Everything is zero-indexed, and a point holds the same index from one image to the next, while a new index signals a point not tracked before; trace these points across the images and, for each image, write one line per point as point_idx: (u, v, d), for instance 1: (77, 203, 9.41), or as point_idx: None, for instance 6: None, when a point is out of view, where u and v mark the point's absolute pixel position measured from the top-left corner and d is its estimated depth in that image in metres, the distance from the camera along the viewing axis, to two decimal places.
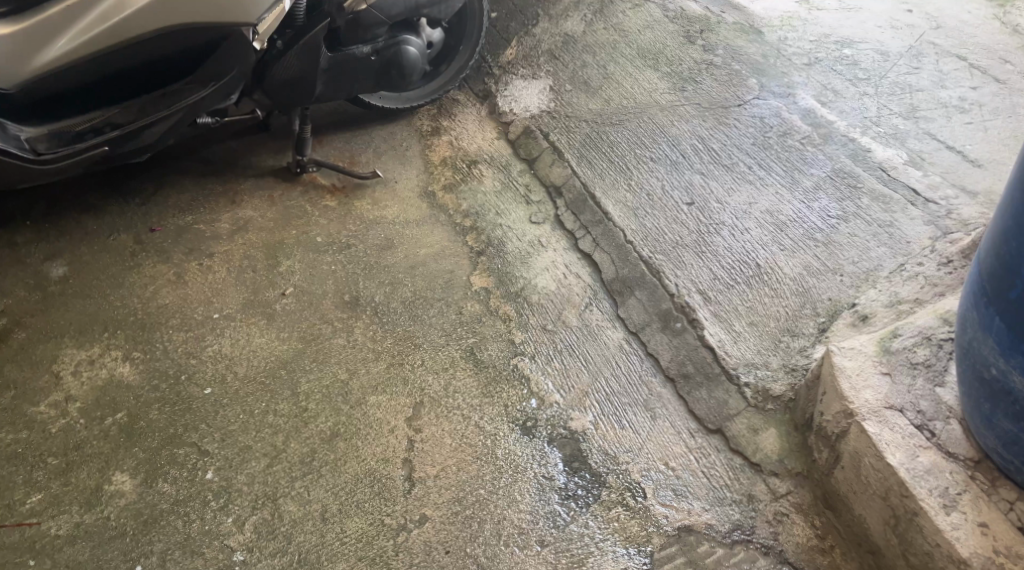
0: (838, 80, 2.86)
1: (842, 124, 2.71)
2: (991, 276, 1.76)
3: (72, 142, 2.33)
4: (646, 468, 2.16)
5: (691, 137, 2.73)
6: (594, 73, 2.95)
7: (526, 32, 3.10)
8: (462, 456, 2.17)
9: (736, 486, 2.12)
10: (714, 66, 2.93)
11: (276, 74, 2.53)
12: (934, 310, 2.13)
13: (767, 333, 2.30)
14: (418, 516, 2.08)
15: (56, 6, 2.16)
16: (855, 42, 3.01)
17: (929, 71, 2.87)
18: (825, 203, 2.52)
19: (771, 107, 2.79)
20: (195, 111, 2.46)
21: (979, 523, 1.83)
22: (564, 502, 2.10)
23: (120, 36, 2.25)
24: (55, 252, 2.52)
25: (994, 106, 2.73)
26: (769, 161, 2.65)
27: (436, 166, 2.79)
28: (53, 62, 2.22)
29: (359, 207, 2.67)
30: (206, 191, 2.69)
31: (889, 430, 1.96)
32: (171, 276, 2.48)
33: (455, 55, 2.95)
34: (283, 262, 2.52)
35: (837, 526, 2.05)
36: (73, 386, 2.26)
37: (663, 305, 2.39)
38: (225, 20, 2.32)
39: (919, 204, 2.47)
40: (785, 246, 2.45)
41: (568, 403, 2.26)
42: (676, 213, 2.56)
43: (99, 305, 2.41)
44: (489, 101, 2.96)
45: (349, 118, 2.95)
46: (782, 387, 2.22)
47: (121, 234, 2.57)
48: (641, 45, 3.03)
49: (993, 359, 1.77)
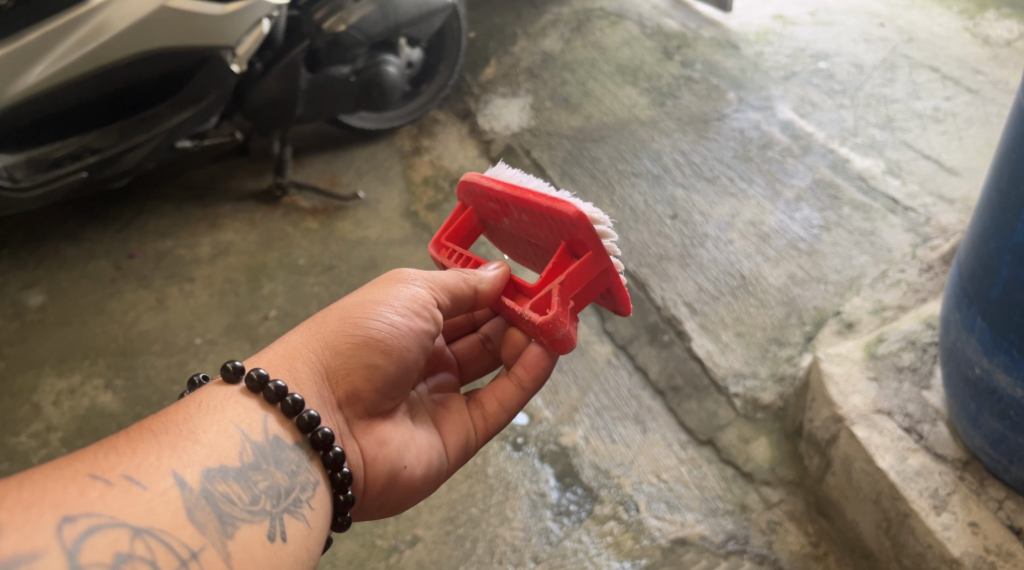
0: (815, 93, 2.89)
1: (820, 136, 2.74)
2: (973, 277, 1.76)
3: (49, 168, 2.31)
4: (639, 481, 2.15)
5: (673, 152, 2.75)
6: (574, 91, 2.97)
7: (505, 51, 3.15)
8: (453, 475, 2.18)
9: (729, 496, 2.11)
10: (692, 81, 2.96)
11: (255, 96, 2.53)
12: (918, 315, 2.14)
13: (755, 342, 2.29)
14: (410, 537, 2.09)
15: (33, 33, 2.09)
16: (830, 55, 3.04)
17: (903, 83, 2.90)
18: (808, 214, 2.53)
19: (750, 120, 2.81)
20: (174, 135, 2.45)
21: (970, 523, 1.84)
22: (557, 518, 2.10)
23: (99, 60, 2.19)
24: (33, 280, 2.50)
25: (968, 115, 2.76)
26: (750, 173, 2.66)
27: (417, 185, 2.79)
28: (32, 87, 2.15)
29: (342, 228, 2.65)
30: (185, 215, 2.67)
31: (878, 433, 1.95)
32: (152, 301, 2.46)
33: (434, 75, 2.96)
34: (265, 284, 2.51)
35: (830, 533, 2.04)
36: (55, 416, 2.23)
37: (650, 318, 2.39)
38: (206, 44, 2.30)
39: (900, 212, 2.49)
40: (769, 257, 2.44)
41: (559, 419, 2.27)
42: (659, 227, 2.56)
43: (79, 333, 2.39)
44: (470, 120, 2.97)
45: (330, 140, 2.96)
46: (771, 396, 2.21)
47: (100, 260, 2.55)
48: (619, 62, 3.05)
49: (977, 359, 1.77)
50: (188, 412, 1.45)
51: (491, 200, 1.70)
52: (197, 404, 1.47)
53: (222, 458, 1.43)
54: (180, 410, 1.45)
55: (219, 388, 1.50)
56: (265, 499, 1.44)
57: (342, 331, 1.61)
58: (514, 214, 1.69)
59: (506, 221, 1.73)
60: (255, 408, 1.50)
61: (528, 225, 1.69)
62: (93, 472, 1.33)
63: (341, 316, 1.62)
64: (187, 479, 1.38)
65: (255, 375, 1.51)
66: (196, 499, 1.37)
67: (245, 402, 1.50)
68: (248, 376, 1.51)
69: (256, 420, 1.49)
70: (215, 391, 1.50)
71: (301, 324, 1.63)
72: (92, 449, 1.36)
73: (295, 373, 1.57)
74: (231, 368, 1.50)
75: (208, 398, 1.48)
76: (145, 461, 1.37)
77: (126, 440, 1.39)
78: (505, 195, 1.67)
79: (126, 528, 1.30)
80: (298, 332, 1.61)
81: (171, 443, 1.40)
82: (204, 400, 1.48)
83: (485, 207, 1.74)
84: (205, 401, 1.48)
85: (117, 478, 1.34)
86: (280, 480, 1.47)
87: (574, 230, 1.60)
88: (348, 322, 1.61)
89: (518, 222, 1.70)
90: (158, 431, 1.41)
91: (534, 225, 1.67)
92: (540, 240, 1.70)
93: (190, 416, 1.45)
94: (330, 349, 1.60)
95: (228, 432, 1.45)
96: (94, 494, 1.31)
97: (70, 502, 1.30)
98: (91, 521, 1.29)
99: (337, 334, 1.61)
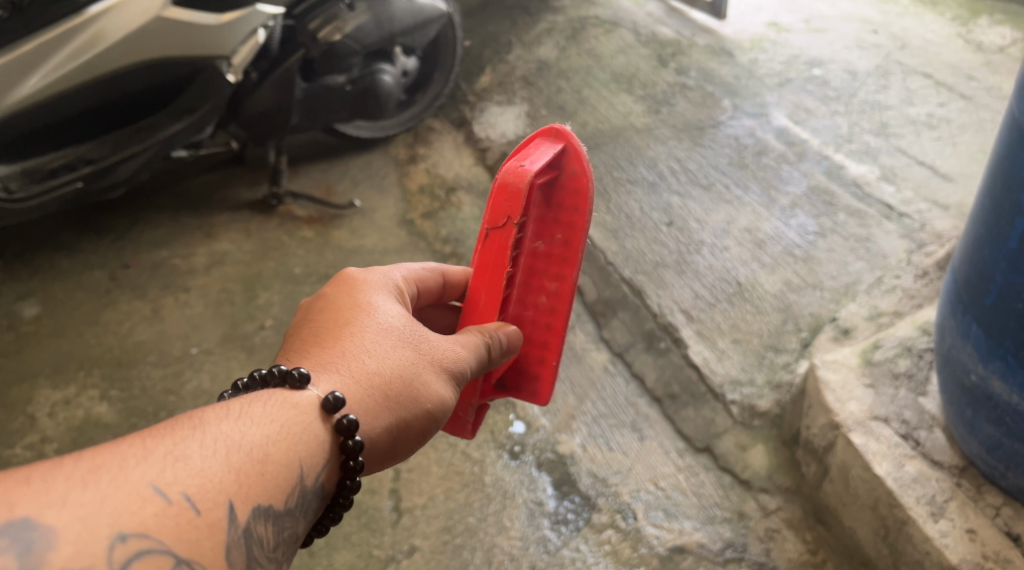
0: (809, 100, 2.90)
1: (815, 143, 2.74)
2: (968, 283, 1.76)
3: (44, 179, 2.29)
4: (636, 489, 2.15)
5: (668, 159, 2.75)
6: (570, 98, 2.97)
7: (500, 60, 3.16)
8: (450, 484, 2.18)
9: (726, 504, 2.11)
10: (687, 88, 2.97)
11: (251, 106, 2.53)
12: (914, 321, 2.15)
13: (751, 349, 2.29)
14: (407, 547, 2.08)
15: (29, 43, 2.08)
16: (824, 62, 3.05)
17: (897, 89, 2.91)
18: (803, 220, 2.53)
19: (745, 127, 2.82)
20: (170, 145, 2.45)
21: (968, 529, 1.84)
22: (555, 527, 2.10)
23: (94, 70, 2.19)
24: (28, 291, 2.49)
25: (961, 121, 2.76)
26: (746, 180, 2.66)
27: (413, 194, 2.79)
28: (27, 98, 2.15)
29: (338, 237, 2.65)
30: (181, 225, 2.67)
31: (875, 440, 1.96)
32: (148, 312, 2.46)
33: (429, 84, 2.97)
34: (261, 293, 2.50)
35: (828, 540, 2.04)
36: (50, 427, 2.22)
37: (646, 326, 2.39)
38: (201, 54, 2.31)
39: (894, 218, 2.49)
40: (765, 264, 2.44)
41: (556, 427, 2.27)
42: (655, 234, 2.56)
43: (75, 344, 2.38)
44: (466, 128, 2.97)
45: (326, 149, 2.96)
46: (768, 403, 2.20)
47: (96, 270, 2.55)
48: (614, 70, 3.05)
49: (973, 365, 1.78)
50: (265, 434, 1.32)
51: (567, 234, 1.66)
52: (276, 426, 1.34)
53: (274, 500, 1.30)
54: (258, 429, 1.32)
55: (310, 416, 1.37)
56: (284, 552, 1.33)
57: (422, 379, 1.48)
58: (550, 278, 1.68)
59: (541, 247, 1.67)
60: (323, 450, 1.37)
61: (537, 295, 1.69)
62: (157, 484, 1.22)
63: (427, 358, 1.49)
64: (238, 515, 1.26)
65: (348, 425, 1.38)
66: (238, 537, 1.26)
67: (317, 438, 1.37)
68: (341, 419, 1.38)
69: (318, 464, 1.36)
70: (303, 416, 1.36)
71: (386, 347, 1.47)
72: (162, 452, 1.24)
73: (367, 414, 1.42)
74: (331, 401, 1.38)
75: (291, 422, 1.35)
76: (209, 483, 1.25)
77: (196, 451, 1.26)
78: (568, 269, 1.66)
79: (170, 558, 1.20)
80: (380, 358, 1.46)
81: (236, 466, 1.28)
82: (287, 425, 1.35)
83: (556, 215, 1.65)
84: (284, 425, 1.35)
85: (177, 496, 1.22)
86: (302, 527, 1.36)
87: (529, 389, 1.74)
88: (427, 371, 1.49)
89: (540, 278, 1.68)
90: (230, 450, 1.28)
91: (537, 308, 1.69)
92: (527, 300, 1.69)
93: (266, 439, 1.32)
94: (404, 399, 1.46)
95: (290, 471, 1.33)
96: (151, 512, 1.20)
97: (127, 517, 1.19)
98: (142, 545, 1.18)
99: (416, 382, 1.47)
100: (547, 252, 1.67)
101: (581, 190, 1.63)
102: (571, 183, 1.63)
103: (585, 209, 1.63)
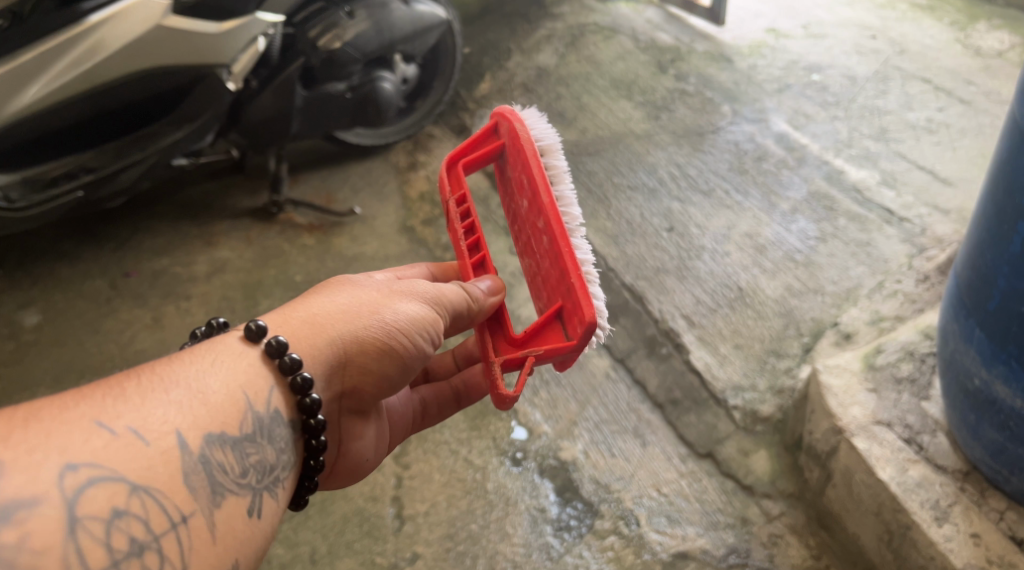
0: (809, 104, 2.90)
1: (815, 148, 2.74)
2: (970, 289, 1.76)
3: (45, 187, 2.29)
4: (640, 495, 2.14)
5: (668, 165, 2.75)
6: (569, 105, 2.97)
7: (499, 67, 3.16)
8: (452, 492, 2.17)
9: (729, 510, 2.10)
10: (686, 94, 2.97)
11: (251, 113, 2.54)
12: (916, 326, 2.15)
13: (753, 354, 2.29)
14: (409, 554, 2.08)
15: (30, 53, 2.08)
16: (822, 67, 3.06)
17: (895, 95, 2.91)
18: (804, 225, 2.53)
19: (745, 132, 2.82)
20: (170, 153, 2.46)
21: (972, 534, 1.84)
22: (558, 534, 2.09)
23: (95, 78, 2.19)
24: (27, 301, 2.49)
25: (961, 126, 2.77)
26: (746, 185, 2.66)
27: (414, 201, 2.79)
28: (28, 107, 2.14)
29: (338, 244, 2.65)
30: (181, 233, 2.67)
31: (878, 445, 1.95)
32: (148, 320, 2.45)
33: (429, 91, 2.97)
34: (262, 301, 2.50)
35: (832, 547, 2.03)
36: None
37: (648, 331, 2.38)
38: (203, 62, 2.31)
39: (895, 222, 2.49)
40: (765, 269, 2.44)
41: (557, 434, 2.26)
42: (656, 240, 2.56)
43: (75, 352, 2.38)
44: (466, 135, 2.98)
45: (326, 156, 2.97)
46: (770, 408, 2.20)
47: (96, 279, 2.54)
48: (614, 76, 3.06)
49: (976, 370, 1.77)
50: (196, 366, 1.37)
51: (524, 173, 1.67)
52: (207, 359, 1.39)
53: (223, 424, 1.35)
54: (193, 364, 1.37)
55: (239, 348, 1.43)
56: (253, 473, 1.38)
57: (358, 313, 1.53)
58: (537, 217, 1.65)
59: (523, 201, 1.69)
60: (260, 375, 1.42)
61: (541, 237, 1.65)
62: (99, 419, 1.25)
63: (362, 298, 1.55)
64: (189, 443, 1.31)
65: (276, 345, 1.44)
66: (194, 464, 1.30)
67: (250, 364, 1.42)
68: (268, 341, 1.44)
69: (264, 390, 1.42)
70: (230, 350, 1.42)
71: (320, 293, 1.55)
72: (100, 392, 1.28)
73: (316, 351, 1.49)
74: (254, 328, 1.43)
75: (219, 353, 1.41)
76: (151, 416, 1.29)
77: (135, 388, 1.30)
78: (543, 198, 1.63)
79: (123, 484, 1.23)
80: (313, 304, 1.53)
81: (178, 401, 1.32)
82: (216, 356, 1.40)
83: (514, 170, 1.71)
84: (215, 358, 1.40)
85: (122, 429, 1.26)
86: (269, 454, 1.42)
87: (578, 320, 1.57)
88: (374, 310, 1.55)
89: (535, 224, 1.66)
90: (168, 384, 1.33)
91: (545, 249, 1.64)
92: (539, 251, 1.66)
93: (201, 371, 1.37)
94: (339, 329, 1.51)
95: (233, 398, 1.38)
96: (98, 445, 1.23)
97: (75, 448, 1.22)
98: (95, 472, 1.22)
99: (351, 316, 1.53)
100: (525, 199, 1.68)
101: (515, 136, 1.70)
102: (511, 136, 1.71)
103: (521, 144, 1.68)
